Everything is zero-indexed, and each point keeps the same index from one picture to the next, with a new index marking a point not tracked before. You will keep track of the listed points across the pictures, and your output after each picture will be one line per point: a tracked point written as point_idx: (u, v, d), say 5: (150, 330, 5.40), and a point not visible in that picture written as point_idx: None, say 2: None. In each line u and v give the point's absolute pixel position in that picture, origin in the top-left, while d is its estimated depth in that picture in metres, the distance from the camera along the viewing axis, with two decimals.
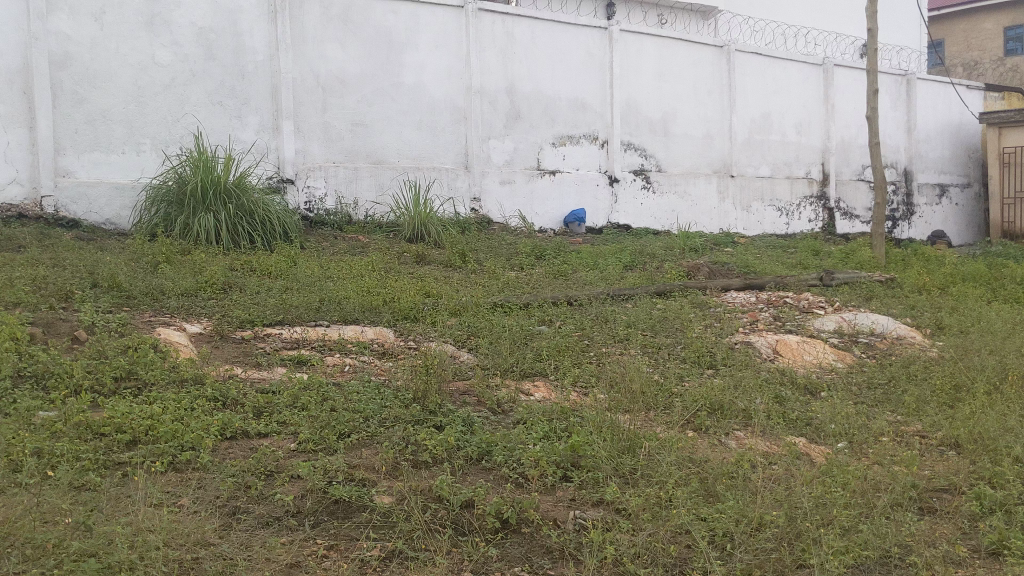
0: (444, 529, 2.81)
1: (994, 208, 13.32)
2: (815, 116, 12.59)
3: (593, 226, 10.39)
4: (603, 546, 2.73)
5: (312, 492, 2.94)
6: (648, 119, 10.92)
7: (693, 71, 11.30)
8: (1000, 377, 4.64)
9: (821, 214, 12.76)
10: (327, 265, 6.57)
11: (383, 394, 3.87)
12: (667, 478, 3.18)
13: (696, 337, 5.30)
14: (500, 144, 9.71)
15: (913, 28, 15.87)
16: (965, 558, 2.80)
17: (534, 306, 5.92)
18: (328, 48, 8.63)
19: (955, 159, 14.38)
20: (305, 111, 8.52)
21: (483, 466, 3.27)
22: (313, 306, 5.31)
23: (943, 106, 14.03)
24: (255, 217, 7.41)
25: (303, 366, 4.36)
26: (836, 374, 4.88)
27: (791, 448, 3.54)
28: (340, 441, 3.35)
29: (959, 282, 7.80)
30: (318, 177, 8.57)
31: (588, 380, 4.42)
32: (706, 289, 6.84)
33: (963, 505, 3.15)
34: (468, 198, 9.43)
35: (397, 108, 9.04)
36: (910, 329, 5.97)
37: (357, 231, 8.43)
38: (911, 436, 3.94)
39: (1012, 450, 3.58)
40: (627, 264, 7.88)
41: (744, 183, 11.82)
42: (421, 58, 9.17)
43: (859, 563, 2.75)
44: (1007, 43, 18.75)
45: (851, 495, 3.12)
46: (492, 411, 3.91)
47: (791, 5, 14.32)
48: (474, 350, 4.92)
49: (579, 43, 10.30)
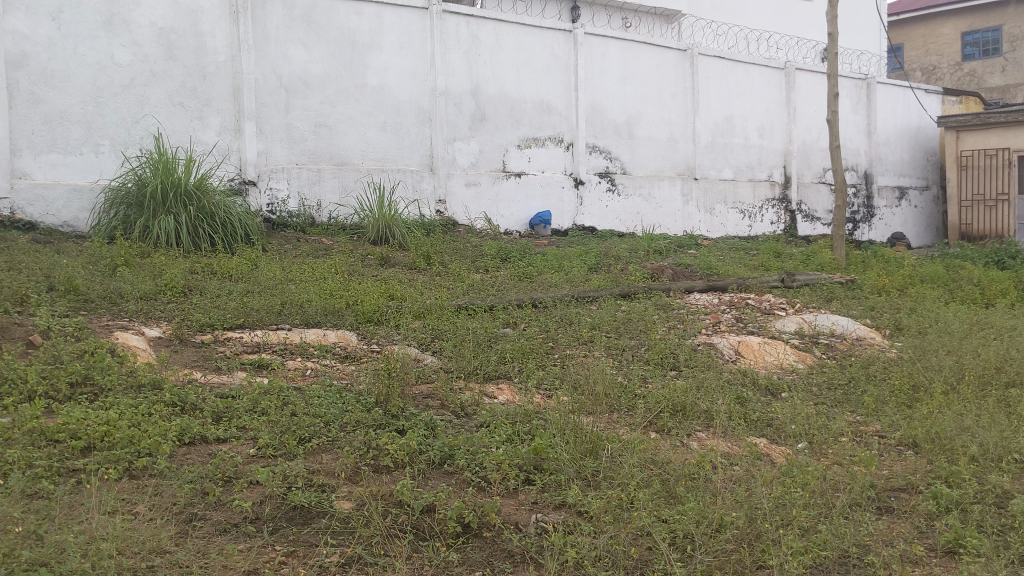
0: (404, 534, 2.80)
1: (952, 210, 13.48)
2: (777, 119, 12.73)
3: (559, 228, 10.41)
4: (564, 549, 2.73)
5: (271, 498, 2.92)
6: (613, 122, 10.95)
7: (657, 74, 11.38)
8: (958, 378, 4.71)
9: (783, 216, 12.88)
10: (290, 267, 6.52)
11: (346, 398, 3.85)
12: (629, 480, 3.20)
13: (660, 338, 5.33)
14: (465, 145, 9.69)
15: (872, 32, 16.11)
16: (922, 557, 2.83)
17: (498, 308, 5.93)
18: (291, 49, 8.57)
19: (915, 162, 14.58)
20: (268, 112, 8.45)
21: (445, 470, 3.26)
22: (275, 309, 5.28)
23: (903, 110, 14.23)
24: (216, 219, 7.35)
25: (264, 369, 4.34)
26: (797, 375, 4.93)
27: (751, 448, 3.58)
28: (299, 446, 3.32)
29: (918, 282, 7.93)
30: (281, 178, 8.50)
31: (552, 382, 4.43)
32: (670, 291, 6.89)
33: (920, 505, 3.19)
34: (433, 200, 9.41)
35: (361, 109, 9.01)
36: (870, 330, 6.04)
37: (320, 233, 8.40)
38: (869, 436, 3.99)
39: (969, 450, 3.64)
40: (593, 265, 7.92)
41: (708, 187, 11.90)
42: (385, 60, 9.16)
43: (818, 564, 2.77)
44: (964, 48, 19.03)
45: (810, 495, 3.16)
46: (456, 414, 3.91)
47: (752, 10, 14.45)
48: (437, 353, 4.92)
49: (544, 45, 10.33)
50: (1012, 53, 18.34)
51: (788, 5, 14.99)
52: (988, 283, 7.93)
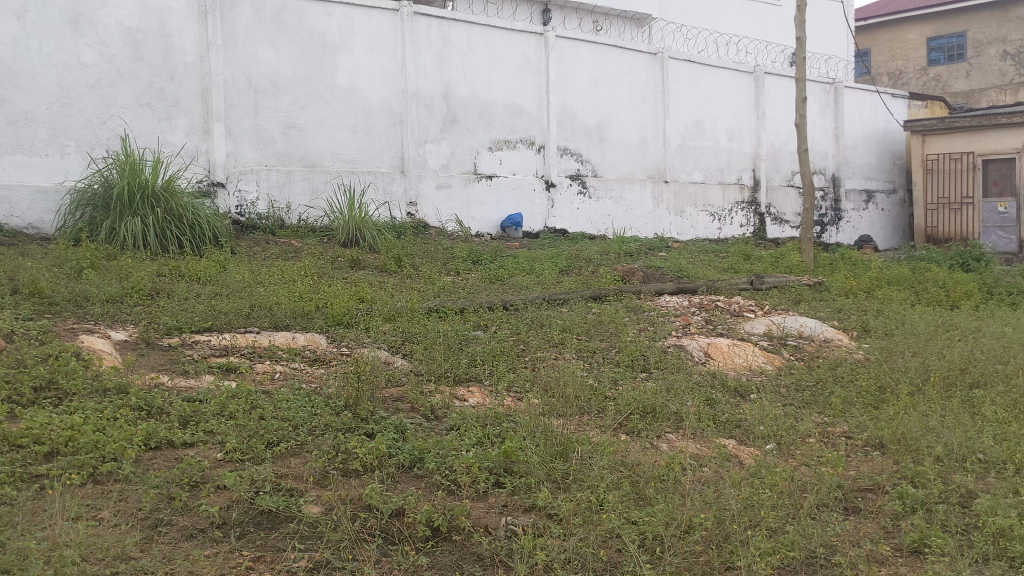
0: (373, 538, 2.79)
1: (918, 213, 13.65)
2: (745, 123, 12.83)
3: (530, 230, 10.42)
4: (533, 551, 2.74)
5: (239, 502, 2.90)
6: (584, 125, 10.98)
7: (627, 77, 11.43)
8: (924, 379, 4.78)
9: (752, 219, 12.97)
10: (259, 270, 6.48)
11: (315, 401, 3.82)
12: (599, 482, 3.20)
13: (630, 341, 5.35)
14: (436, 147, 9.67)
15: (840, 37, 16.28)
16: (888, 557, 2.86)
17: (469, 310, 5.91)
18: (260, 50, 8.51)
19: (881, 166, 14.74)
20: (236, 114, 8.39)
21: (415, 473, 3.25)
22: (244, 312, 5.23)
23: (869, 114, 14.39)
24: (184, 221, 7.28)
25: (232, 373, 4.30)
26: (766, 376, 4.97)
27: (720, 450, 3.60)
28: (268, 450, 3.29)
29: (884, 284, 8.03)
30: (250, 180, 8.43)
31: (523, 385, 4.43)
32: (640, 293, 6.92)
33: (886, 505, 3.22)
34: (404, 202, 9.38)
35: (331, 111, 8.96)
36: (838, 331, 6.10)
37: (289, 236, 8.35)
38: (837, 437, 4.02)
39: (933, 450, 3.69)
40: (564, 268, 7.94)
41: (679, 190, 11.97)
42: (356, 61, 9.12)
43: (786, 564, 2.79)
44: (929, 53, 19.29)
45: (779, 496, 3.18)
46: (426, 417, 3.90)
47: (721, 14, 14.57)
48: (408, 356, 4.90)
49: (515, 48, 10.34)
50: (976, 59, 18.60)
51: (757, 10, 15.12)
52: (953, 285, 8.04)
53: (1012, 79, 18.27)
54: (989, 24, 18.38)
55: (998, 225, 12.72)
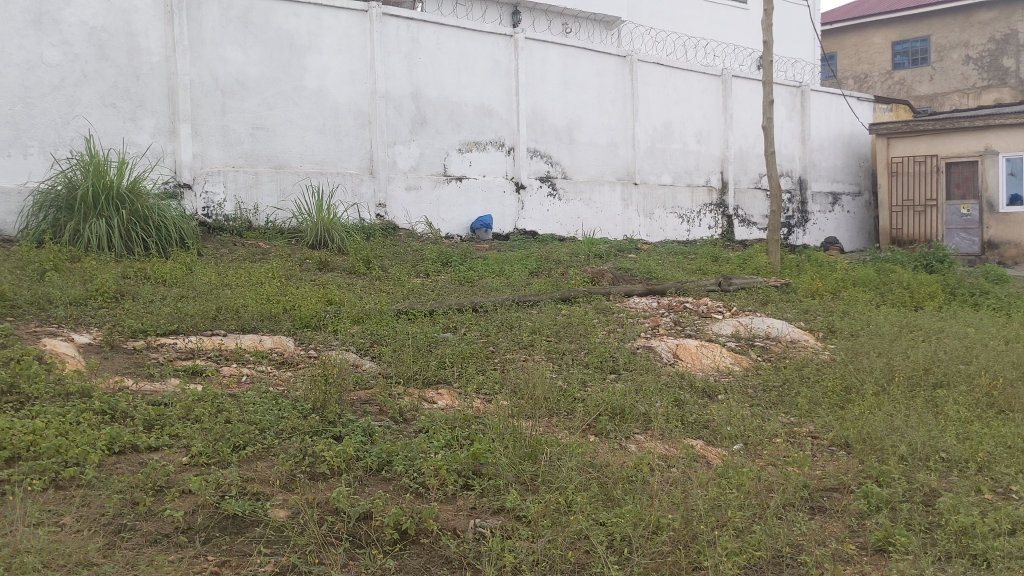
0: (340, 542, 2.77)
1: (884, 216, 13.80)
2: (713, 125, 12.93)
3: (500, 232, 10.42)
4: (501, 554, 2.74)
5: (204, 507, 2.86)
6: (554, 127, 11.01)
7: (597, 80, 11.47)
8: (888, 379, 4.84)
9: (720, 221, 13.06)
10: (226, 272, 6.42)
11: (282, 404, 3.79)
12: (567, 484, 3.21)
13: (600, 342, 5.37)
14: (405, 148, 9.63)
15: (806, 40, 16.46)
16: (853, 556, 2.90)
17: (439, 312, 5.90)
18: (227, 50, 8.44)
19: (847, 168, 14.91)
20: (203, 114, 8.31)
21: (383, 476, 3.23)
22: (210, 315, 5.18)
23: (835, 117, 14.55)
24: (150, 223, 7.21)
25: (197, 376, 4.26)
26: (733, 377, 5.00)
27: (688, 450, 3.63)
28: (234, 454, 3.26)
29: (850, 286, 8.12)
30: (217, 181, 8.35)
31: (492, 387, 4.43)
32: (610, 294, 6.94)
33: (851, 504, 3.26)
34: (373, 204, 9.35)
35: (299, 112, 8.91)
36: (804, 332, 6.17)
37: (257, 237, 8.28)
38: (803, 437, 4.06)
39: (898, 450, 3.74)
40: (533, 270, 7.95)
41: (648, 192, 12.03)
42: (324, 62, 9.08)
43: (752, 564, 2.82)
44: (894, 57, 19.55)
45: (745, 496, 3.21)
46: (394, 420, 3.88)
47: (689, 18, 14.67)
48: (376, 358, 4.88)
49: (485, 50, 10.34)
50: (939, 63, 18.87)
51: (725, 13, 15.24)
52: (917, 286, 8.15)
53: (974, 83, 18.56)
54: (951, 29, 18.65)
55: (961, 227, 12.92)
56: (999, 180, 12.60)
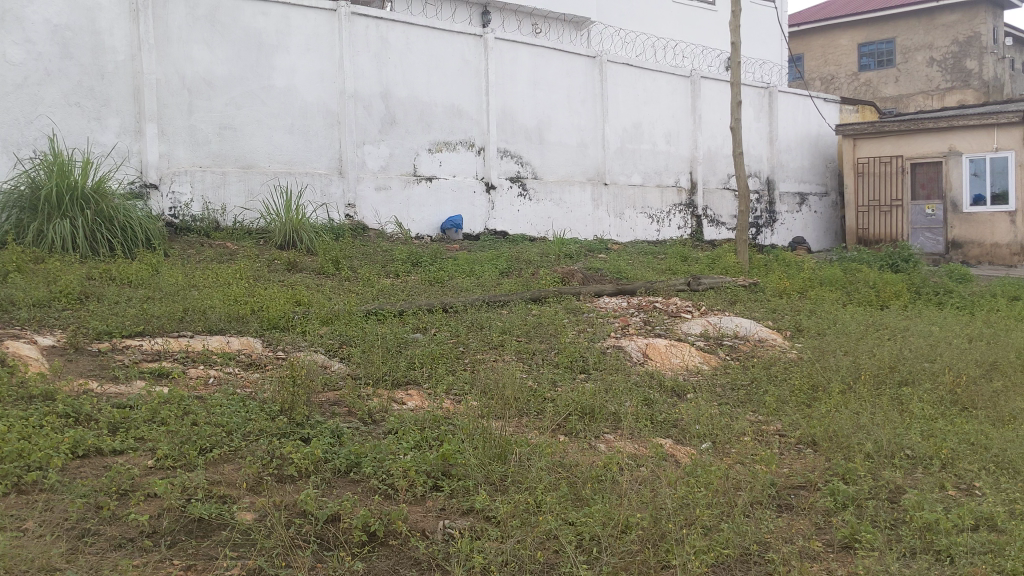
0: (308, 544, 2.76)
1: (850, 216, 13.84)
2: (682, 126, 13.01)
3: (470, 232, 10.41)
4: (470, 554, 2.73)
5: (169, 510, 2.83)
6: (524, 127, 11.01)
7: (566, 80, 11.50)
8: (855, 377, 4.89)
9: (689, 221, 13.13)
10: (193, 273, 6.36)
11: (249, 406, 3.76)
12: (536, 484, 3.22)
13: (569, 342, 5.38)
14: (374, 148, 9.59)
15: (773, 42, 16.60)
16: (819, 553, 2.93)
17: (409, 313, 5.89)
18: (194, 49, 8.36)
19: (813, 169, 15.05)
20: (169, 114, 8.22)
21: (351, 478, 3.22)
22: (177, 316, 5.13)
23: (802, 118, 14.68)
24: (115, 224, 7.12)
25: (163, 378, 4.22)
26: (702, 376, 5.03)
27: (657, 449, 3.64)
28: (200, 457, 3.23)
29: (817, 285, 8.20)
30: (184, 182, 8.27)
31: (462, 387, 4.43)
32: (580, 294, 6.95)
33: (818, 502, 3.29)
34: (342, 204, 9.30)
35: (267, 111, 8.84)
36: (772, 331, 6.22)
37: (225, 238, 8.21)
38: (771, 435, 4.10)
39: (864, 447, 3.79)
40: (504, 270, 7.96)
41: (617, 192, 12.07)
42: (292, 61, 9.02)
43: (719, 562, 2.84)
44: (860, 59, 19.78)
45: (713, 494, 3.23)
46: (363, 421, 3.86)
47: (658, 19, 14.75)
48: (345, 359, 4.85)
49: (454, 50, 10.33)
50: (904, 65, 19.10)
51: (693, 15, 15.34)
52: (882, 285, 8.25)
53: (938, 85, 18.81)
54: (916, 31, 18.89)
55: (926, 227, 13.09)
56: (962, 180, 12.78)
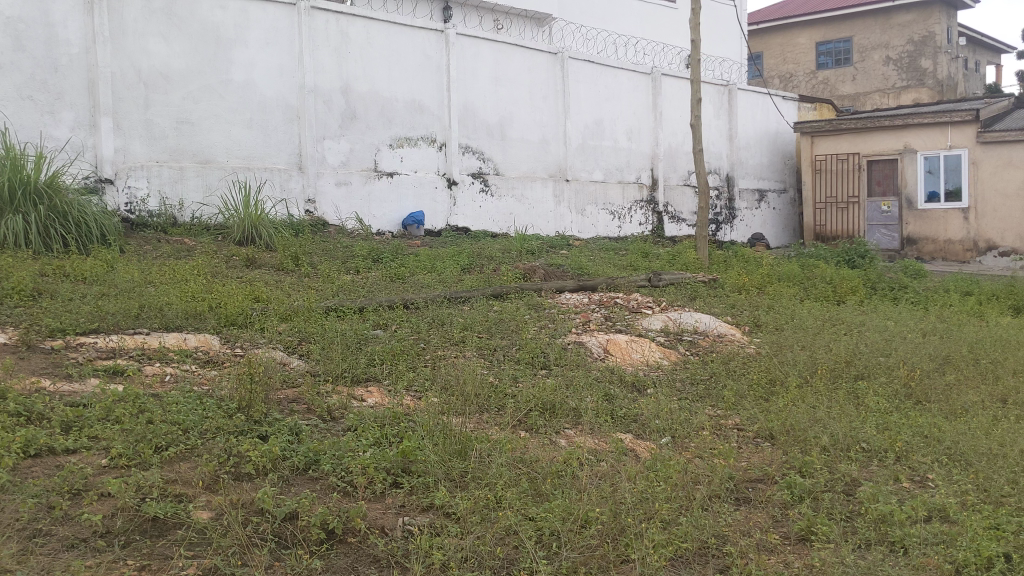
0: (265, 543, 2.73)
1: (807, 212, 14.20)
2: (643, 122, 13.08)
3: (432, 228, 10.38)
4: (429, 551, 2.73)
5: (123, 510, 2.79)
6: (485, 123, 10.99)
7: (528, 76, 11.50)
8: (811, 371, 4.96)
9: (650, 217, 13.21)
10: (149, 269, 6.27)
11: (206, 404, 3.71)
12: (497, 480, 3.22)
13: (530, 338, 5.38)
14: (335, 144, 9.53)
15: (733, 39, 16.75)
16: (776, 545, 2.96)
17: (369, 309, 5.86)
18: (150, 42, 8.23)
19: (771, 165, 15.21)
20: (125, 108, 8.08)
21: (310, 475, 3.20)
22: (132, 313, 5.05)
23: (760, 115, 14.83)
24: (69, 219, 7.00)
25: (119, 376, 4.15)
26: (662, 371, 5.07)
27: (617, 444, 3.67)
28: (156, 455, 3.19)
29: (775, 281, 8.29)
30: (140, 177, 8.15)
31: (422, 383, 4.42)
32: (541, 290, 6.96)
33: (776, 495, 3.34)
34: (302, 200, 9.23)
35: (225, 106, 8.74)
36: (731, 326, 6.28)
37: (182, 234, 8.11)
38: (729, 429, 4.14)
39: (820, 440, 3.84)
40: (465, 266, 7.94)
41: (579, 188, 12.11)
42: (251, 55, 8.93)
43: (678, 555, 2.86)
44: (818, 57, 20.04)
45: (672, 488, 3.26)
46: (322, 419, 3.84)
47: (619, 16, 14.82)
48: (304, 356, 4.82)
49: (415, 45, 10.28)
50: (861, 63, 19.37)
51: (654, 12, 15.43)
52: (839, 281, 8.37)
53: (894, 83, 19.11)
54: (872, 30, 19.16)
55: (882, 223, 13.30)
56: (916, 177, 13.00)
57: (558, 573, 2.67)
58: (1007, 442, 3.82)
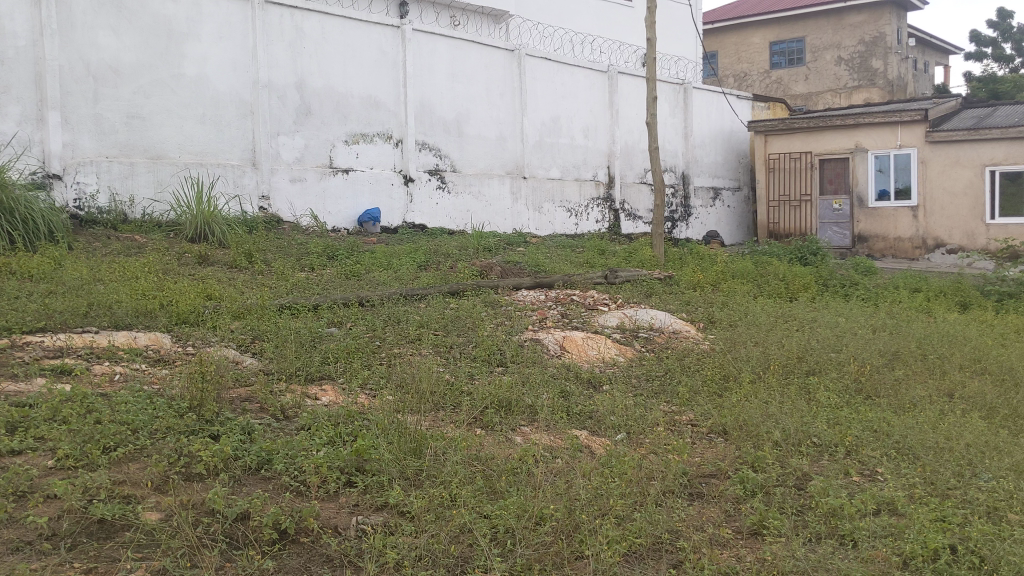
0: (216, 544, 2.70)
1: (761, 210, 14.38)
2: (599, 120, 13.14)
3: (388, 225, 10.32)
4: (382, 550, 2.72)
5: (70, 512, 2.73)
6: (442, 120, 10.96)
7: (485, 73, 11.49)
8: (764, 367, 5.02)
9: (607, 214, 13.27)
10: (98, 266, 6.16)
11: (156, 403, 3.65)
12: (451, 478, 3.22)
13: (487, 335, 5.38)
14: (289, 140, 9.44)
15: (688, 38, 16.89)
16: (729, 539, 3.00)
17: (324, 307, 5.82)
18: (99, 35, 8.08)
19: (725, 163, 15.36)
20: (73, 102, 7.92)
21: (262, 475, 3.17)
22: (81, 311, 4.95)
23: (715, 114, 14.97)
24: (16, 215, 6.84)
25: (66, 375, 4.07)
26: (618, 367, 5.10)
27: (573, 441, 3.68)
28: (104, 456, 3.13)
29: (729, 278, 8.38)
30: (89, 172, 8.00)
31: (377, 381, 4.40)
32: (498, 288, 6.95)
33: (728, 490, 3.38)
34: (256, 196, 9.14)
35: (177, 100, 8.61)
36: (686, 323, 6.34)
37: (133, 231, 7.98)
38: (683, 424, 4.19)
39: (772, 435, 3.90)
40: (422, 263, 7.91)
41: (536, 185, 12.12)
42: (203, 49, 8.80)
43: (632, 551, 2.87)
44: (772, 57, 20.29)
45: (627, 484, 3.29)
46: (275, 418, 3.80)
47: (575, 14, 14.87)
48: (258, 354, 4.76)
49: (371, 40, 10.21)
50: (814, 64, 19.64)
51: (610, 10, 15.50)
52: (791, 278, 8.49)
53: (845, 83, 19.41)
54: (825, 30, 19.43)
55: (833, 221, 13.52)
56: (867, 176, 13.21)
57: (513, 571, 2.68)
58: (953, 435, 3.90)
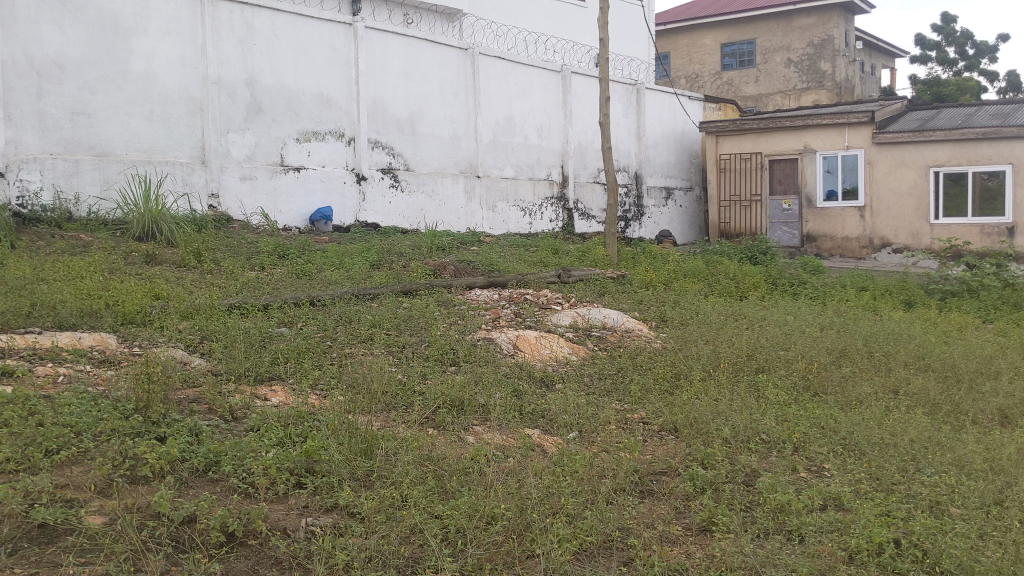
0: (161, 548, 2.66)
1: (712, 210, 14.50)
2: (552, 120, 13.17)
3: (341, 224, 10.25)
4: (332, 551, 2.70)
5: (10, 517, 2.66)
6: (395, 119, 10.90)
7: (438, 71, 11.45)
8: (714, 365, 5.08)
9: (560, 213, 13.31)
10: (41, 266, 6.02)
11: (101, 405, 3.58)
12: (402, 478, 3.20)
13: (439, 335, 5.36)
14: (239, 137, 9.32)
15: (640, 39, 17.01)
16: (678, 536, 3.02)
17: (274, 306, 5.76)
18: (43, 30, 7.89)
19: (676, 163, 15.49)
20: (16, 97, 7.72)
21: (210, 477, 3.13)
22: (23, 311, 4.84)
23: (667, 114, 15.08)
24: None
25: (6, 377, 3.97)
26: (570, 366, 5.12)
27: (525, 440, 3.69)
28: (46, 459, 3.06)
29: (680, 277, 8.46)
30: (33, 169, 7.82)
31: (328, 382, 4.36)
32: (451, 287, 6.93)
33: (678, 487, 3.41)
34: (205, 195, 9.03)
35: (124, 97, 8.44)
36: (638, 322, 6.38)
37: (78, 229, 7.83)
38: (635, 423, 4.22)
39: (722, 432, 3.95)
40: (374, 262, 7.86)
41: (489, 184, 12.12)
42: (151, 45, 8.65)
43: (583, 548, 2.89)
44: (723, 58, 20.51)
45: (578, 482, 3.30)
46: (224, 419, 3.75)
47: (529, 13, 14.89)
48: (206, 355, 4.69)
49: (322, 37, 10.13)
50: (763, 65, 19.90)
51: (563, 10, 15.55)
52: (742, 277, 8.60)
53: (794, 85, 19.70)
54: (774, 33, 19.70)
55: (782, 221, 13.72)
56: (815, 177, 13.42)
57: (463, 570, 2.68)
58: (898, 431, 3.98)
